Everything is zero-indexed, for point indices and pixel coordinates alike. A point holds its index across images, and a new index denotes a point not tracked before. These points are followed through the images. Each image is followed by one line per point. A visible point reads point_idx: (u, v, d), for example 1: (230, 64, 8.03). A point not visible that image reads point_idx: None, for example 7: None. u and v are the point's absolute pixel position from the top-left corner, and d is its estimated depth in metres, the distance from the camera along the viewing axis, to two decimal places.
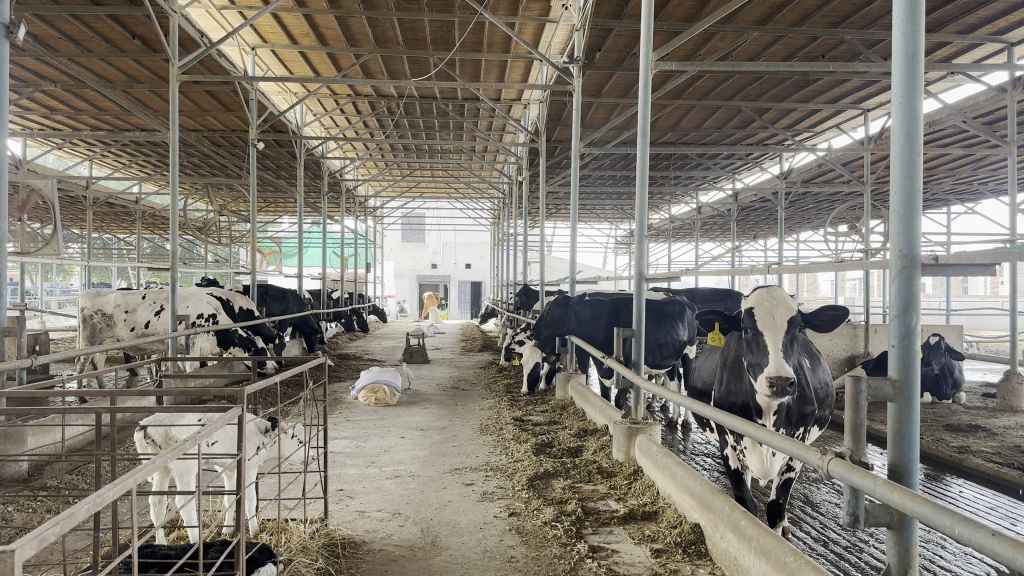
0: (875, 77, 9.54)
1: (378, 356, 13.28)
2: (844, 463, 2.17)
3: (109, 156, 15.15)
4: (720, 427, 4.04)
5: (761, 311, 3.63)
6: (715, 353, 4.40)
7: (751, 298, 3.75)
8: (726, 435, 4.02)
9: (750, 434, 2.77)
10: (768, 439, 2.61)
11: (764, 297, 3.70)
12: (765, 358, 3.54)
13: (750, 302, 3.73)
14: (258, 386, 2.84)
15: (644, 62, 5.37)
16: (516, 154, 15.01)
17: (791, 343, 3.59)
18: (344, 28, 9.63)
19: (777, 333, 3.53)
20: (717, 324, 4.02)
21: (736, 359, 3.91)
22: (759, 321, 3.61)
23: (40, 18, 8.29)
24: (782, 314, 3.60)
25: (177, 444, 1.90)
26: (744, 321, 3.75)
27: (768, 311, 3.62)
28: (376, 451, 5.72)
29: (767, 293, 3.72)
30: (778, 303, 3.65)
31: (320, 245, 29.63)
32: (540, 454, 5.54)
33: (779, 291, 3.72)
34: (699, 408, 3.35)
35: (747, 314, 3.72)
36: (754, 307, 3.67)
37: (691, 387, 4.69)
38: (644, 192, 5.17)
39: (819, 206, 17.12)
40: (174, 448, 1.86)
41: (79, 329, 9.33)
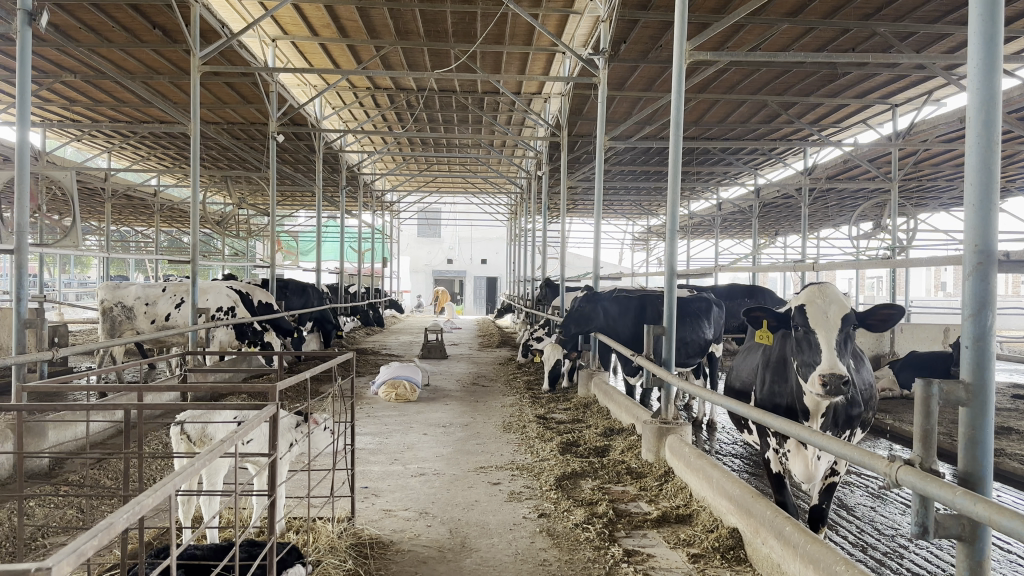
0: (906, 71, 9.34)
1: (396, 351, 13.20)
2: (913, 470, 2.04)
3: (129, 148, 15.14)
4: (761, 429, 3.92)
5: (814, 307, 3.54)
6: (755, 352, 4.28)
7: (802, 295, 3.65)
8: (766, 438, 3.90)
9: (803, 437, 2.64)
10: (823, 443, 2.49)
11: (817, 294, 3.60)
12: (816, 358, 3.44)
13: (802, 299, 3.63)
14: (290, 382, 2.75)
15: (678, 51, 5.21)
16: (536, 148, 14.87)
17: (843, 343, 3.48)
18: (365, 20, 9.53)
19: (830, 330, 3.43)
20: (764, 321, 3.91)
21: (781, 359, 3.80)
22: (811, 317, 3.51)
23: (62, 8, 8.25)
24: (835, 311, 3.49)
25: (211, 447, 1.78)
26: (794, 320, 3.65)
27: (821, 308, 3.51)
28: (400, 448, 5.63)
29: (820, 290, 3.61)
30: (831, 300, 3.54)
31: (336, 240, 29.63)
32: (567, 453, 5.42)
33: (832, 287, 3.62)
34: (743, 407, 3.23)
35: (798, 311, 3.63)
36: (805, 305, 3.57)
37: (728, 388, 4.57)
38: (677, 184, 5.01)
39: (842, 203, 16.86)
40: (210, 450, 1.74)
41: (100, 322, 9.26)
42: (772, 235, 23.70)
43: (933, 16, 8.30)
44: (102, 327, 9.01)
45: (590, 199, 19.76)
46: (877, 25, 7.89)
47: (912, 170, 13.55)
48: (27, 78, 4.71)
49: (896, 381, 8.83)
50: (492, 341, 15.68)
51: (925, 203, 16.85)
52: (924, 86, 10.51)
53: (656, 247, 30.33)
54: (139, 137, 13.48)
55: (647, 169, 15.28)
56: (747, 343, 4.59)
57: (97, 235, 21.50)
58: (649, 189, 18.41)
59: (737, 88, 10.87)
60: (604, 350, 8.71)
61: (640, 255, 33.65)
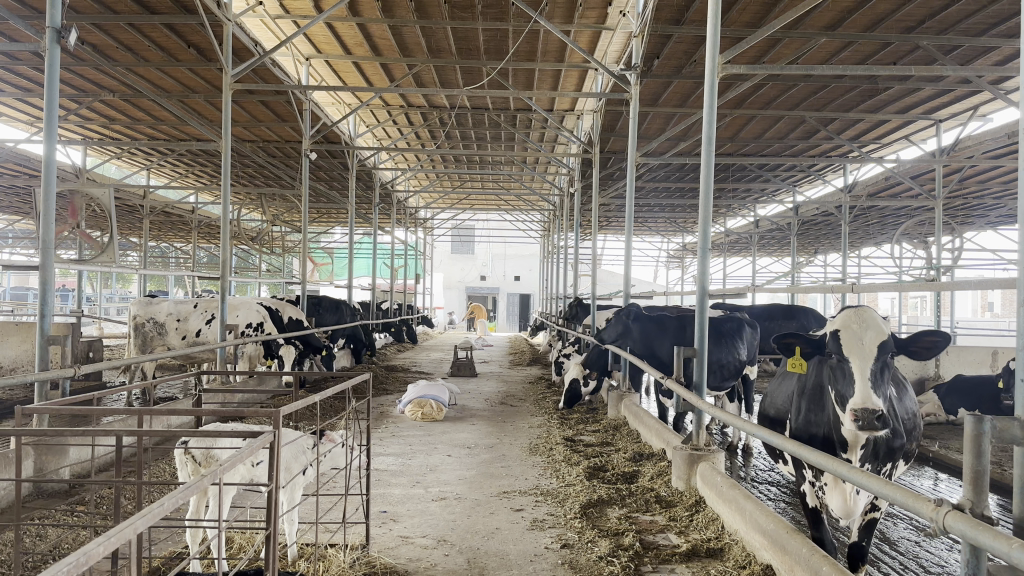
0: (950, 86, 9.04)
1: (426, 368, 13.12)
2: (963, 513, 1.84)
3: (167, 166, 15.39)
4: (796, 460, 3.72)
5: (848, 334, 3.35)
6: (790, 379, 4.07)
7: (837, 319, 3.47)
8: (802, 470, 3.70)
9: (840, 472, 2.44)
10: (862, 481, 2.29)
11: (851, 318, 3.42)
12: (852, 387, 3.24)
13: (836, 324, 3.45)
14: (296, 406, 2.65)
15: (711, 65, 5.03)
16: (569, 165, 14.77)
17: (882, 370, 3.27)
18: (397, 37, 9.54)
19: (865, 360, 3.22)
20: (798, 347, 3.71)
21: (816, 387, 3.60)
22: (844, 345, 3.32)
23: (99, 27, 8.39)
24: (871, 338, 3.29)
25: (191, 480, 1.66)
26: (829, 345, 3.46)
27: (855, 335, 3.32)
28: (422, 470, 5.50)
29: (856, 312, 3.43)
30: (867, 325, 3.35)
31: (370, 256, 29.83)
32: (593, 479, 5.24)
33: (869, 310, 3.42)
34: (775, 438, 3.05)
35: (832, 337, 3.44)
36: (840, 331, 3.38)
37: (761, 415, 4.36)
38: (708, 203, 4.84)
39: (884, 221, 16.46)
40: (190, 483, 1.62)
41: (131, 337, 9.31)
42: (810, 252, 23.24)
43: (978, 29, 8.02)
44: (133, 342, 9.06)
45: (624, 216, 19.58)
46: (919, 38, 7.63)
47: (957, 188, 13.14)
48: (54, 94, 4.74)
49: (941, 407, 8.47)
50: (524, 359, 15.53)
51: (970, 221, 16.35)
52: (969, 101, 10.16)
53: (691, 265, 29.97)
54: (177, 154, 13.68)
55: (682, 187, 15.07)
56: (781, 368, 4.40)
57: (136, 251, 21.89)
58: (684, 206, 18.17)
59: (774, 104, 10.65)
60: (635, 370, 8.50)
61: (675, 273, 33.26)
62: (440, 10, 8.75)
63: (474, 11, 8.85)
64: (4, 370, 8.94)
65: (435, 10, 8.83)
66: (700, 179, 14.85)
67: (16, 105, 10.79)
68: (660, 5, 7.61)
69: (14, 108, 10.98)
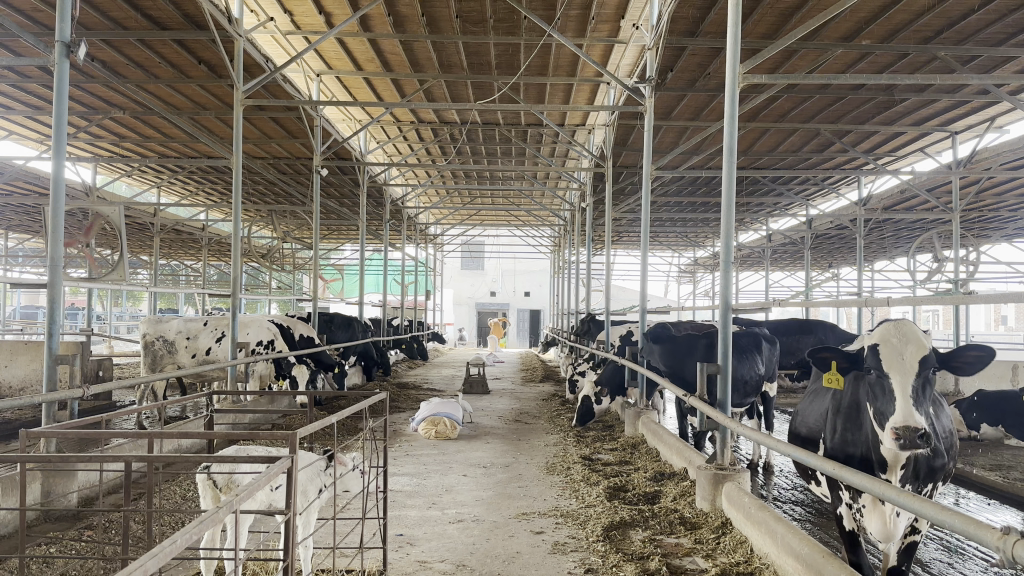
0: (968, 97, 8.91)
1: (438, 386, 12.97)
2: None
3: (178, 183, 15.41)
4: (831, 481, 3.58)
5: (888, 349, 3.22)
6: (822, 395, 3.93)
7: (875, 332, 3.34)
8: (837, 491, 3.55)
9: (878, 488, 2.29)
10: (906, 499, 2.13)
11: (890, 331, 3.29)
12: (893, 405, 3.11)
13: (875, 337, 3.33)
14: (314, 428, 2.52)
15: (731, 75, 4.93)
16: (580, 180, 14.69)
17: (922, 388, 3.14)
18: (408, 53, 9.51)
19: (907, 376, 3.09)
20: (834, 363, 3.57)
21: (853, 405, 3.46)
22: (884, 360, 3.19)
23: (110, 44, 8.39)
24: (912, 352, 3.16)
25: (210, 510, 1.55)
26: (868, 360, 3.34)
27: (895, 350, 3.20)
28: (438, 490, 5.38)
29: (896, 325, 3.30)
30: (907, 338, 3.22)
31: (380, 273, 29.79)
32: (614, 499, 5.10)
33: (909, 323, 3.29)
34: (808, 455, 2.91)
35: (871, 352, 3.32)
36: (879, 345, 3.26)
37: (791, 433, 4.22)
38: (731, 215, 4.72)
39: (899, 234, 16.29)
40: (207, 515, 1.49)
41: (142, 356, 9.27)
42: (824, 266, 23.03)
43: (997, 39, 7.89)
44: (143, 361, 9.01)
45: (635, 231, 19.46)
46: (938, 48, 7.52)
47: (975, 201, 12.96)
48: (65, 109, 4.75)
49: (964, 423, 8.28)
50: (536, 376, 15.35)
51: (989, 234, 16.12)
52: (986, 112, 10.03)
53: (702, 279, 29.76)
54: (188, 171, 13.69)
55: (695, 200, 14.94)
56: (812, 385, 4.26)
57: (146, 269, 21.92)
58: (697, 220, 18.03)
59: (788, 116, 10.55)
60: (653, 387, 8.28)
61: (686, 288, 33.07)
62: (452, 24, 8.69)
63: (485, 26, 8.80)
64: (14, 389, 8.89)
65: (446, 25, 8.77)
66: (713, 193, 14.74)
67: (28, 123, 10.83)
68: (674, 17, 7.53)
69: (25, 127, 11.02)
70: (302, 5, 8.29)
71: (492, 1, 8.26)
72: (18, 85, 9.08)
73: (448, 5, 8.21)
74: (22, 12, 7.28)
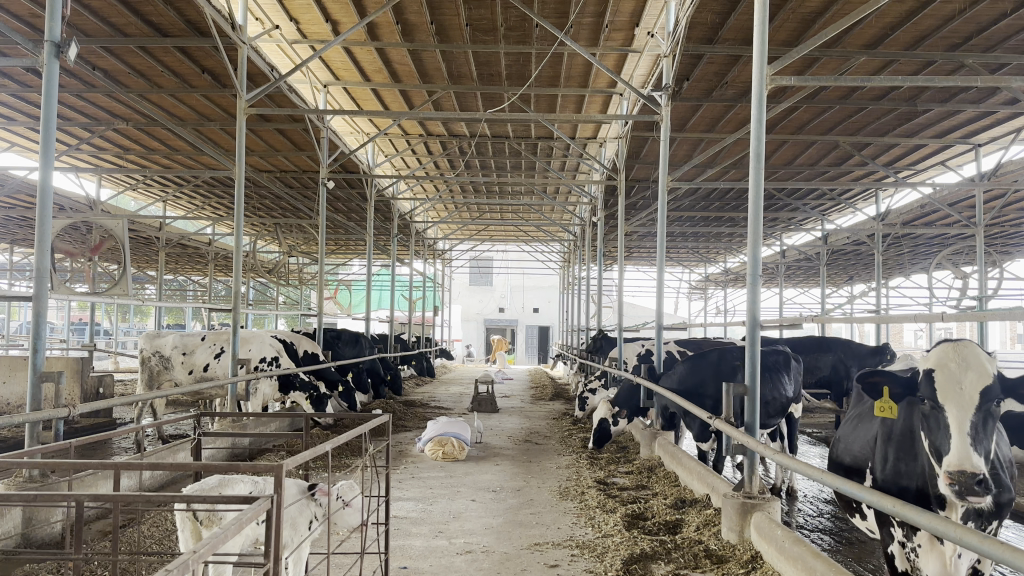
0: (994, 107, 8.60)
1: (444, 403, 12.66)
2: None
3: (183, 196, 15.24)
4: (881, 517, 3.31)
5: (944, 375, 2.98)
6: (870, 420, 3.68)
7: (932, 356, 3.07)
8: (888, 528, 3.28)
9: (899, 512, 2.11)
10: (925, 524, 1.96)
11: (946, 352, 3.03)
12: (948, 441, 2.88)
13: (931, 361, 3.06)
14: (306, 458, 2.32)
15: (758, 78, 4.65)
16: (590, 194, 14.41)
17: (985, 421, 2.89)
18: (417, 63, 9.29)
19: (966, 409, 2.85)
20: (886, 389, 3.28)
21: (908, 434, 3.21)
22: (940, 389, 2.96)
23: (111, 52, 8.22)
24: (973, 381, 2.90)
25: (175, 562, 1.38)
26: (923, 389, 3.09)
27: (953, 377, 2.94)
28: (445, 517, 5.06)
29: (953, 346, 3.04)
30: (967, 364, 2.95)
31: (387, 288, 29.57)
32: (633, 529, 4.79)
33: (970, 345, 3.01)
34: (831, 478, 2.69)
35: (926, 378, 3.06)
36: (936, 371, 3.01)
37: (834, 462, 3.94)
38: (758, 226, 4.43)
39: (918, 250, 15.90)
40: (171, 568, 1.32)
41: (139, 373, 9.10)
42: (840, 283, 22.68)
43: None
44: (138, 377, 8.85)
45: (647, 246, 19.16)
46: (965, 56, 7.21)
47: (997, 216, 12.62)
48: (52, 111, 4.53)
49: None
50: (546, 394, 15.00)
51: (1012, 251, 15.74)
52: (1011, 124, 9.71)
53: (714, 296, 29.43)
54: (194, 185, 13.52)
55: (709, 214, 14.61)
56: (857, 409, 4.01)
57: (152, 283, 21.81)
58: (709, 235, 17.75)
59: (806, 128, 10.26)
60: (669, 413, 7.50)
61: (697, 304, 32.64)
62: (461, 33, 8.45)
63: (496, 35, 8.56)
64: (10, 406, 8.63)
65: (455, 33, 8.53)
66: (726, 207, 14.43)
67: (29, 135, 10.69)
68: (691, 23, 7.26)
69: (27, 138, 10.87)
70: (309, 13, 8.10)
71: (502, 9, 8.02)
72: (19, 95, 8.93)
73: (458, 13, 7.98)
74: (22, 18, 7.10)
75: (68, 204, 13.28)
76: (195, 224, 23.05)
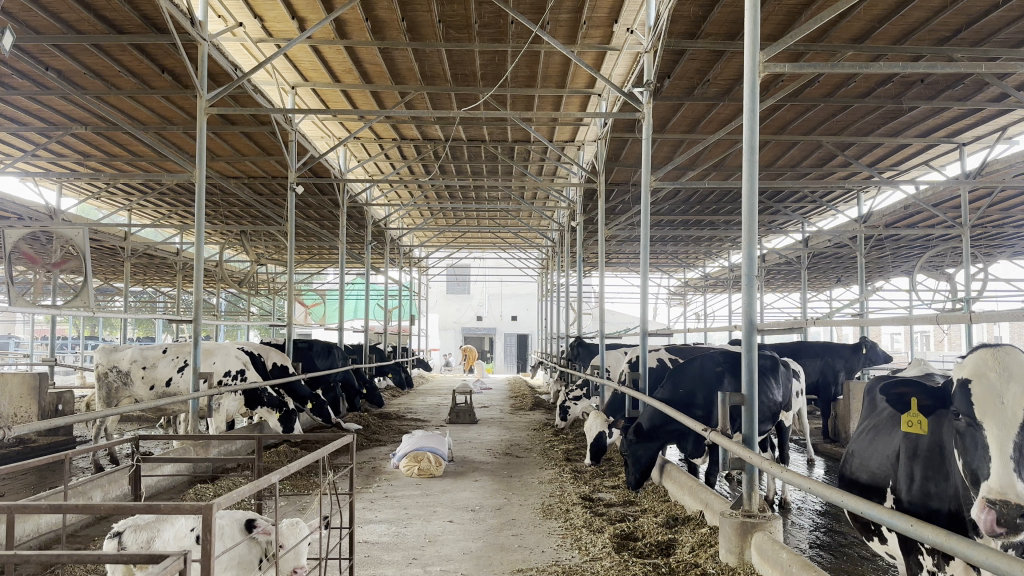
0: (979, 106, 8.48)
1: (421, 415, 12.24)
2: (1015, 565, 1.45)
3: (148, 204, 14.71)
4: (909, 544, 3.18)
5: (982, 387, 2.87)
6: (892, 435, 3.52)
7: (971, 363, 2.97)
8: (916, 556, 3.15)
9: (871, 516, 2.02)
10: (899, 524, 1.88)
11: (985, 361, 2.93)
12: (986, 466, 2.76)
13: (969, 370, 2.96)
14: (246, 491, 1.98)
15: (750, 65, 4.34)
16: (569, 198, 14.13)
17: None
18: (389, 63, 8.93)
19: (1009, 427, 2.72)
20: (914, 401, 3.15)
21: (942, 452, 3.09)
22: (978, 402, 2.85)
23: (63, 51, 7.79)
24: (1015, 395, 2.77)
25: None
26: (957, 402, 2.98)
27: (994, 389, 2.83)
28: (420, 542, 4.68)
29: (991, 355, 2.94)
30: (1009, 375, 2.83)
31: (362, 297, 29.13)
32: (623, 551, 4.45)
33: (1012, 353, 2.89)
34: (818, 489, 2.52)
35: (963, 388, 2.94)
36: (973, 381, 2.90)
37: (851, 479, 3.75)
38: (753, 223, 4.12)
39: (899, 251, 15.79)
40: None
41: (96, 390, 8.60)
42: (820, 285, 22.60)
43: (1016, 40, 7.39)
44: (96, 395, 8.37)
45: (627, 251, 18.88)
46: (954, 50, 7.00)
47: (981, 217, 12.50)
48: None
49: None
50: (525, 403, 14.68)
51: (994, 252, 15.70)
52: (997, 122, 9.56)
53: (693, 301, 29.30)
54: (159, 191, 13.04)
55: (690, 217, 14.37)
56: (872, 423, 3.83)
57: (118, 295, 21.20)
58: (689, 240, 17.55)
59: (788, 129, 10.02)
60: (637, 461, 6.05)
61: (676, 310, 32.49)
62: (435, 30, 8.11)
63: (470, 32, 8.22)
64: None
65: (428, 31, 8.19)
66: (708, 210, 14.20)
67: None
68: (674, 16, 6.95)
69: None
70: (274, 10, 7.73)
71: (477, 4, 7.69)
72: None
73: (431, 9, 7.64)
74: None
75: (27, 212, 12.73)
76: (163, 234, 22.44)
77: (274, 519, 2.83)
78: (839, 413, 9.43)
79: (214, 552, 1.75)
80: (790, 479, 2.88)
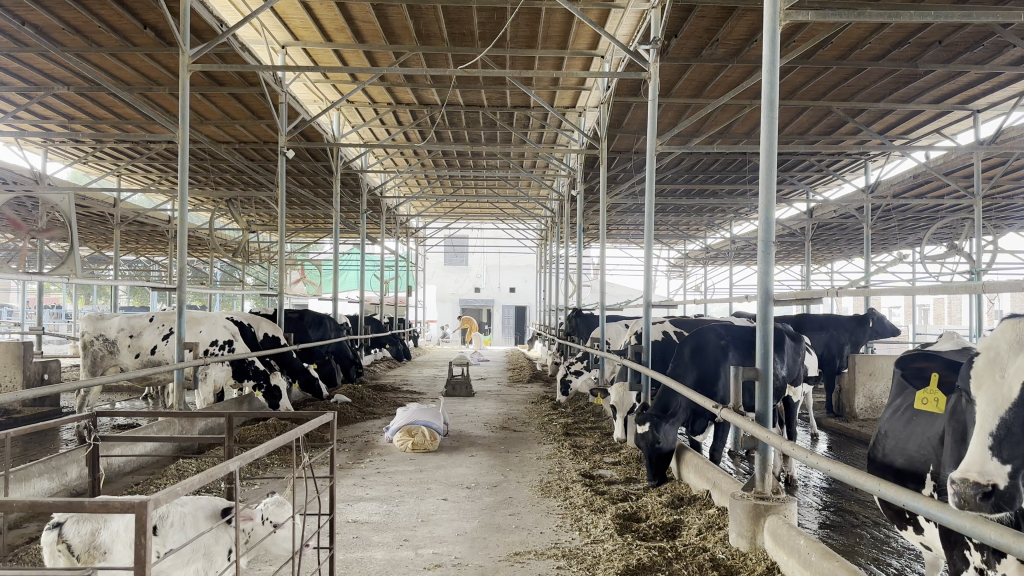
0: (998, 69, 8.11)
1: (418, 387, 12.00)
2: None
3: (136, 170, 14.32)
4: (952, 539, 2.93)
5: (988, 358, 2.66)
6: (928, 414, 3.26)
7: (987, 336, 2.74)
8: (961, 552, 2.89)
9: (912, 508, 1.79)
10: (944, 517, 1.67)
11: (1003, 332, 2.70)
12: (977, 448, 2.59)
13: (982, 343, 2.74)
14: (198, 479, 1.69)
15: (770, 14, 3.98)
16: (570, 165, 13.76)
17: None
18: (382, 21, 8.52)
19: (998, 405, 2.53)
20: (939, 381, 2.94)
21: (965, 430, 2.86)
22: (977, 375, 2.65)
23: (39, 4, 7.40)
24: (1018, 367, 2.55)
25: None
26: (963, 375, 2.79)
27: (998, 363, 2.61)
28: (411, 522, 4.44)
29: (1011, 325, 2.69)
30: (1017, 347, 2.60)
31: (358, 268, 28.83)
32: (626, 534, 4.19)
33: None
34: (845, 473, 2.27)
35: (969, 362, 2.75)
36: (980, 352, 2.70)
37: (889, 465, 3.49)
38: (771, 187, 3.80)
39: (907, 222, 15.48)
40: None
41: (81, 360, 8.34)
42: (823, 257, 22.32)
43: None
44: (81, 363, 8.11)
45: (628, 220, 18.54)
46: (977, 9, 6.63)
47: (994, 185, 12.16)
48: None
49: None
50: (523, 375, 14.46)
51: (1003, 224, 15.40)
52: (1013, 88, 9.20)
53: (693, 273, 29.07)
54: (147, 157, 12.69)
55: (693, 186, 14.01)
56: (905, 402, 3.58)
57: (111, 263, 20.84)
58: (693, 209, 17.22)
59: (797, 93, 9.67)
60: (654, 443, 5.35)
61: (676, 282, 32.22)
62: None
63: None
64: None
65: None
66: (711, 179, 13.83)
67: None
68: None
69: None
70: None
71: None
72: None
73: None
74: None
75: (10, 177, 12.36)
76: (155, 202, 22.02)
77: (258, 501, 2.89)
78: (847, 386, 9.21)
79: (148, 556, 1.48)
80: (808, 461, 2.61)
